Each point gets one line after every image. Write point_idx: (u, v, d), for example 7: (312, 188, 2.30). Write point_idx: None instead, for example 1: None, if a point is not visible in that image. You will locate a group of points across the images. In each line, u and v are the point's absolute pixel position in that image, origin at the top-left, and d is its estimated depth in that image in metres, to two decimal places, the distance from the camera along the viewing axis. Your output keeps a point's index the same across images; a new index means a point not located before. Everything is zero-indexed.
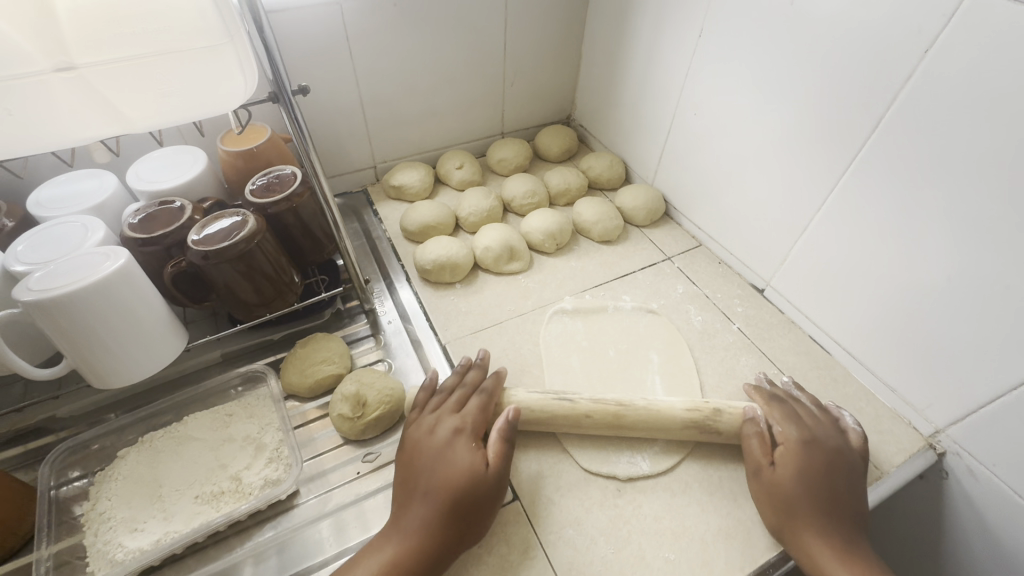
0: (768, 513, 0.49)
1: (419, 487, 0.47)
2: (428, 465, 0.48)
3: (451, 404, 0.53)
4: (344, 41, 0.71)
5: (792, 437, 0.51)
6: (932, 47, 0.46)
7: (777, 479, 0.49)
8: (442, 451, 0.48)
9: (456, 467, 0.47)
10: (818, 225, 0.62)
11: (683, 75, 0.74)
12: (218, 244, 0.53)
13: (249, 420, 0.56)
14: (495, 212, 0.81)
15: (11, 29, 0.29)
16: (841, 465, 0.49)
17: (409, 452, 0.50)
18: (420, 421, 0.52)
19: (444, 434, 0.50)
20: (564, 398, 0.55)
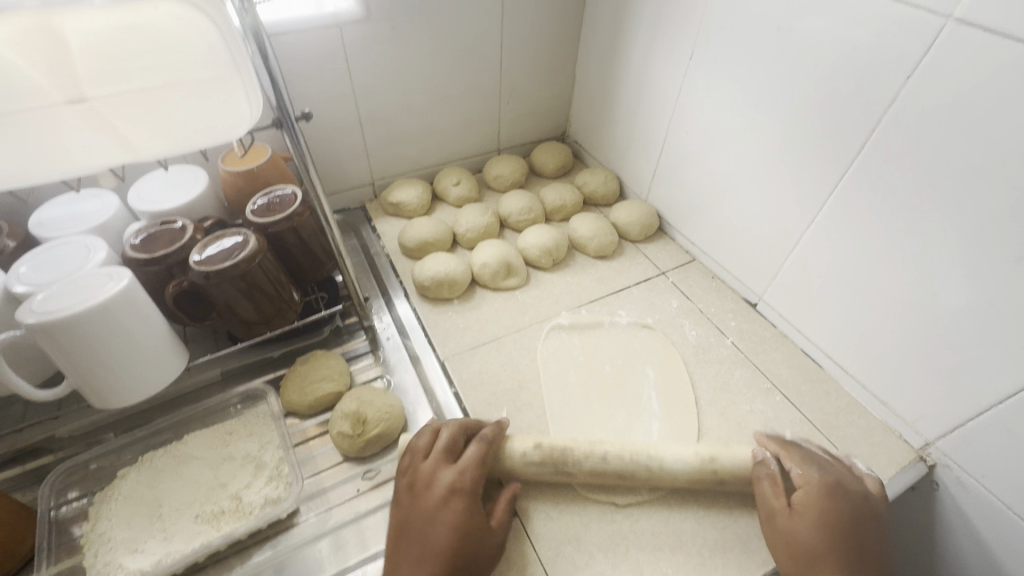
0: (786, 563, 0.47)
1: (413, 551, 0.45)
2: (425, 528, 0.46)
3: (448, 455, 0.51)
4: (344, 62, 0.73)
5: (813, 480, 0.49)
6: (914, 73, 0.48)
7: (789, 529, 0.47)
8: (441, 512, 0.47)
9: (452, 532, 0.46)
10: (809, 242, 0.64)
11: (675, 95, 0.76)
12: (219, 264, 0.54)
13: (249, 438, 0.57)
14: (492, 228, 0.82)
15: (27, 65, 0.30)
16: (864, 514, 0.47)
17: (406, 509, 0.48)
18: (418, 472, 0.50)
19: (442, 491, 0.48)
20: (563, 452, 0.52)
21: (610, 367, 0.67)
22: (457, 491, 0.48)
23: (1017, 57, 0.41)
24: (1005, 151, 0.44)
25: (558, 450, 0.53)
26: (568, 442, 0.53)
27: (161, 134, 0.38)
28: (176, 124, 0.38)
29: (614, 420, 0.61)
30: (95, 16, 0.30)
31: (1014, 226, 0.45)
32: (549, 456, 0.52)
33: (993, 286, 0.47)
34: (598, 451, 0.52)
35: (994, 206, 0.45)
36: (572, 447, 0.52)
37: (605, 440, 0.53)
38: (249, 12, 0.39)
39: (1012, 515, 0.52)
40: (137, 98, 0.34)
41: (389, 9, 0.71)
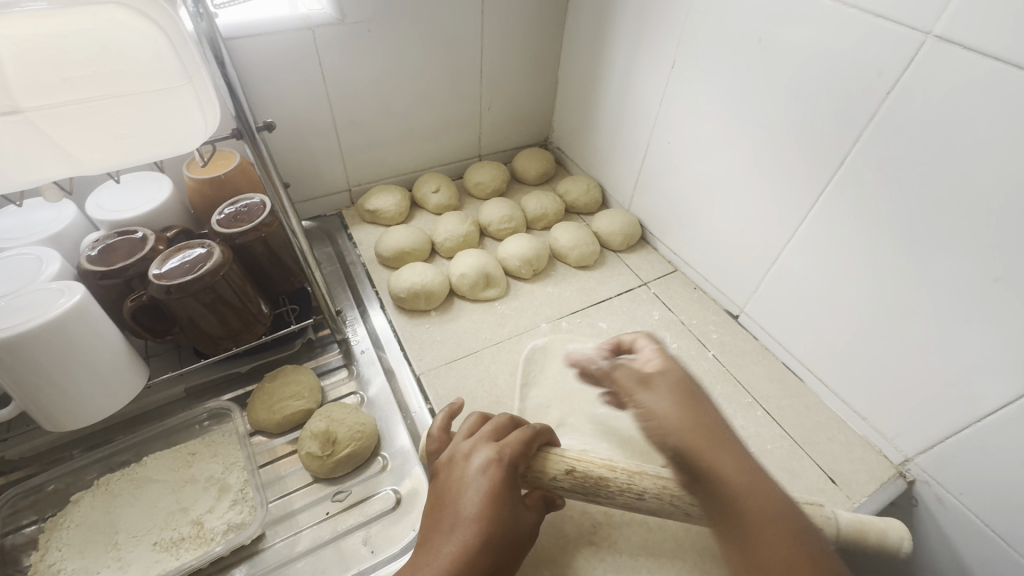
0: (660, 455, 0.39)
1: (443, 526, 0.41)
2: (456, 498, 0.43)
3: (485, 436, 0.47)
4: (317, 65, 0.70)
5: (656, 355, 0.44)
6: (894, 89, 0.48)
7: (643, 407, 0.41)
8: (477, 485, 0.43)
9: (487, 508, 0.42)
10: (792, 255, 0.63)
11: (657, 104, 0.75)
12: (181, 277, 0.52)
13: (213, 459, 0.54)
14: (471, 237, 0.80)
15: None
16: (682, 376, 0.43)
17: (443, 484, 0.45)
18: (454, 450, 0.47)
19: (479, 465, 0.44)
20: (595, 490, 0.46)
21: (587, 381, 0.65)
22: (495, 467, 0.44)
23: (994, 76, 0.41)
24: (979, 170, 0.43)
25: (592, 477, 0.46)
26: (603, 471, 0.46)
27: (106, 146, 0.36)
28: (125, 136, 0.36)
29: (591, 437, 0.59)
30: (30, 21, 0.29)
31: (993, 246, 0.44)
32: (582, 484, 0.46)
33: (968, 306, 0.47)
34: (636, 487, 0.45)
35: (971, 225, 0.45)
36: (609, 478, 0.46)
37: (642, 471, 0.46)
38: (205, 18, 0.36)
39: (989, 533, 0.52)
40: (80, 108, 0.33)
41: (365, 12, 0.69)
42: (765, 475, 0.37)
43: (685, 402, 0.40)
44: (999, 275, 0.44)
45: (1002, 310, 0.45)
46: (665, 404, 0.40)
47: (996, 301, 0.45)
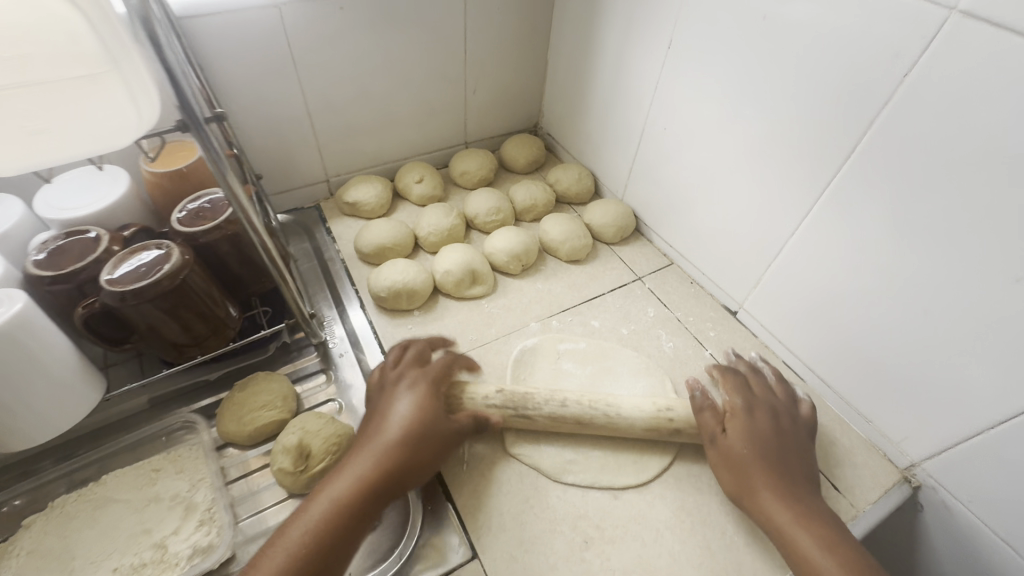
0: (784, 514, 0.46)
1: (372, 427, 0.47)
2: (389, 403, 0.49)
3: (410, 361, 0.54)
4: (286, 47, 0.65)
5: (737, 405, 0.53)
6: (911, 71, 0.44)
7: (730, 445, 0.50)
8: (409, 392, 0.50)
9: (411, 408, 0.49)
10: (795, 249, 0.60)
11: (652, 87, 0.71)
12: (135, 283, 0.48)
13: (179, 475, 0.51)
14: (457, 230, 0.76)
15: None
16: (777, 425, 0.52)
17: (375, 399, 0.51)
18: (383, 372, 0.53)
19: (408, 380, 0.51)
20: (521, 409, 0.54)
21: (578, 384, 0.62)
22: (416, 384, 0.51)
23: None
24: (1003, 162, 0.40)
25: (520, 394, 0.55)
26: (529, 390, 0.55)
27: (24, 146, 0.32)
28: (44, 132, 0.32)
29: (583, 445, 0.56)
30: None
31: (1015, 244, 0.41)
32: (511, 401, 0.54)
33: (985, 307, 0.44)
34: (558, 396, 0.54)
35: (992, 221, 0.42)
36: (533, 391, 0.55)
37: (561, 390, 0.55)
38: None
39: (1000, 542, 0.50)
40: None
41: None
42: (833, 538, 0.45)
43: (765, 445, 0.50)
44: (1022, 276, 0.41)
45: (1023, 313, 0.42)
46: (761, 445, 0.50)
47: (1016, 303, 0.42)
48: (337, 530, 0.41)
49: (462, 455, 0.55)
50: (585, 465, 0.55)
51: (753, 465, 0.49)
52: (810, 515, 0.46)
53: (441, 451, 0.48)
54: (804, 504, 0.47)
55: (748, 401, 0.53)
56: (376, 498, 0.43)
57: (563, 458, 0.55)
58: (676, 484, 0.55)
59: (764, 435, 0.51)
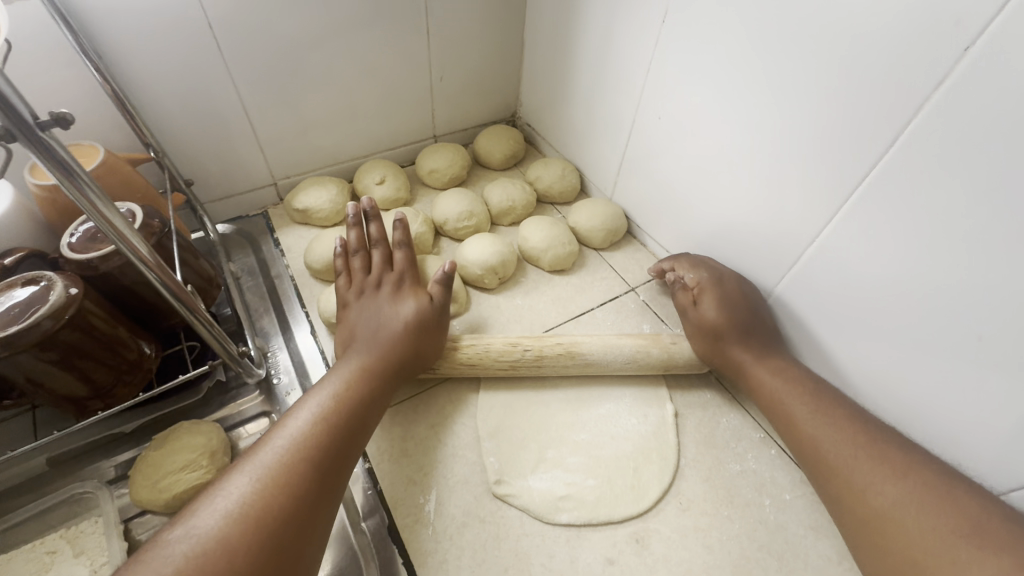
0: (767, 377, 0.50)
1: (362, 330, 0.49)
2: (375, 316, 0.50)
3: (379, 261, 0.54)
4: (201, 29, 0.54)
5: (700, 276, 0.56)
6: (976, 45, 0.33)
7: (703, 315, 0.54)
8: (392, 302, 0.51)
9: (398, 302, 0.51)
10: (811, 266, 0.50)
11: (644, 70, 0.61)
12: (4, 330, 0.38)
13: (77, 561, 0.41)
14: (423, 240, 0.66)
15: None
16: (743, 288, 0.55)
17: (354, 309, 0.51)
18: (354, 282, 0.53)
19: (388, 289, 0.52)
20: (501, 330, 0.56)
21: (563, 403, 0.55)
22: (394, 283, 0.52)
23: None
24: None
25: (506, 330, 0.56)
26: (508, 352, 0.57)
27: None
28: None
29: (574, 475, 0.49)
30: None
31: None
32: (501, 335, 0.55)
33: None
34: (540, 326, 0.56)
35: None
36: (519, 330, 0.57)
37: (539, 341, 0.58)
38: None
39: None
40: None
41: None
42: (822, 400, 0.47)
43: (732, 305, 0.53)
44: None
45: None
46: (726, 309, 0.52)
47: None
48: (352, 402, 0.43)
49: (427, 515, 0.47)
50: (579, 501, 0.48)
51: (720, 331, 0.52)
52: (778, 364, 0.51)
53: (439, 335, 0.51)
54: (774, 360, 0.51)
55: (714, 273, 0.56)
56: (388, 372, 0.47)
57: (551, 500, 0.48)
58: (681, 541, 0.46)
59: (734, 298, 0.53)
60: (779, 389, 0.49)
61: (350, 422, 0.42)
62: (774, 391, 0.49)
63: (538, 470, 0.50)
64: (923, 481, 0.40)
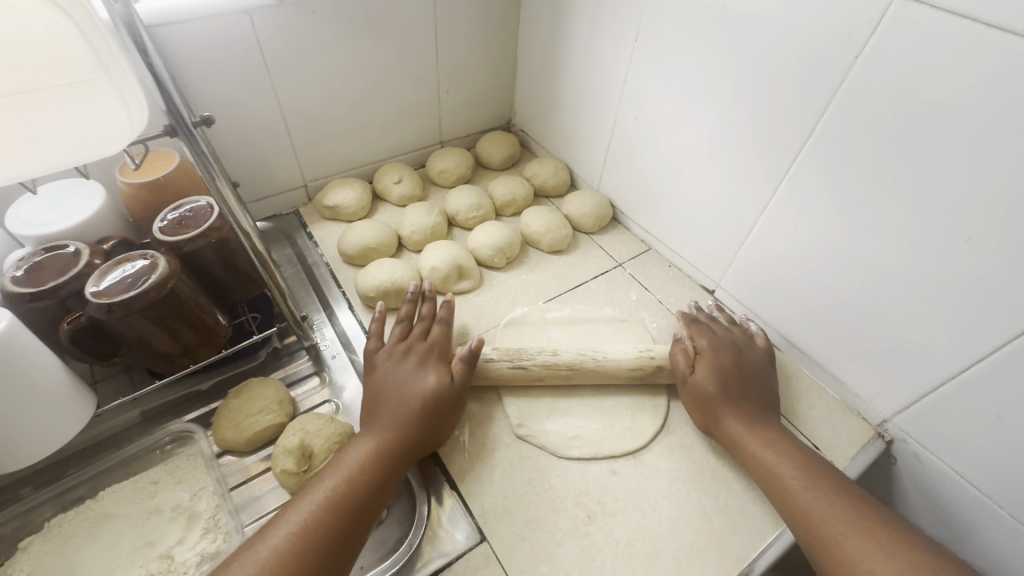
0: (760, 445, 0.52)
1: (386, 396, 0.53)
2: (396, 387, 0.53)
3: (416, 333, 0.59)
4: (258, 53, 0.65)
5: (702, 344, 0.60)
6: (862, 53, 0.47)
7: (698, 384, 0.57)
8: (414, 375, 0.54)
9: (421, 375, 0.54)
10: (768, 227, 0.63)
11: (622, 79, 0.73)
12: (123, 294, 0.47)
13: (179, 487, 0.50)
14: (439, 228, 0.77)
15: None
16: (739, 357, 0.59)
17: (379, 377, 0.55)
18: (388, 349, 0.57)
19: (413, 362, 0.56)
20: (519, 365, 0.59)
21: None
22: (424, 354, 0.57)
23: (965, 36, 0.41)
24: (951, 129, 0.44)
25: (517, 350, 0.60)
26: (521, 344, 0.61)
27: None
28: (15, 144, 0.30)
29: (582, 420, 0.59)
30: None
31: (961, 206, 0.45)
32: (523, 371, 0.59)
33: (937, 266, 0.48)
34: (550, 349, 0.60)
35: (928, 186, 0.47)
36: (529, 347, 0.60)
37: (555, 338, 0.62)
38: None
39: (966, 484, 0.55)
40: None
41: None
42: (815, 471, 0.49)
43: (725, 376, 0.56)
44: (972, 236, 0.45)
45: (973, 270, 0.46)
46: (719, 380, 0.56)
47: (969, 260, 0.46)
48: (365, 480, 0.46)
49: (462, 444, 0.57)
50: (586, 441, 0.57)
51: (713, 400, 0.55)
52: (771, 438, 0.52)
53: (454, 411, 0.54)
54: (763, 425, 0.54)
55: (712, 343, 0.60)
56: (403, 452, 0.50)
57: (564, 436, 0.57)
58: (669, 455, 0.57)
59: (729, 368, 0.57)
60: (773, 458, 0.51)
61: (361, 501, 0.45)
62: (770, 465, 0.50)
63: (552, 416, 0.59)
64: (910, 555, 0.42)
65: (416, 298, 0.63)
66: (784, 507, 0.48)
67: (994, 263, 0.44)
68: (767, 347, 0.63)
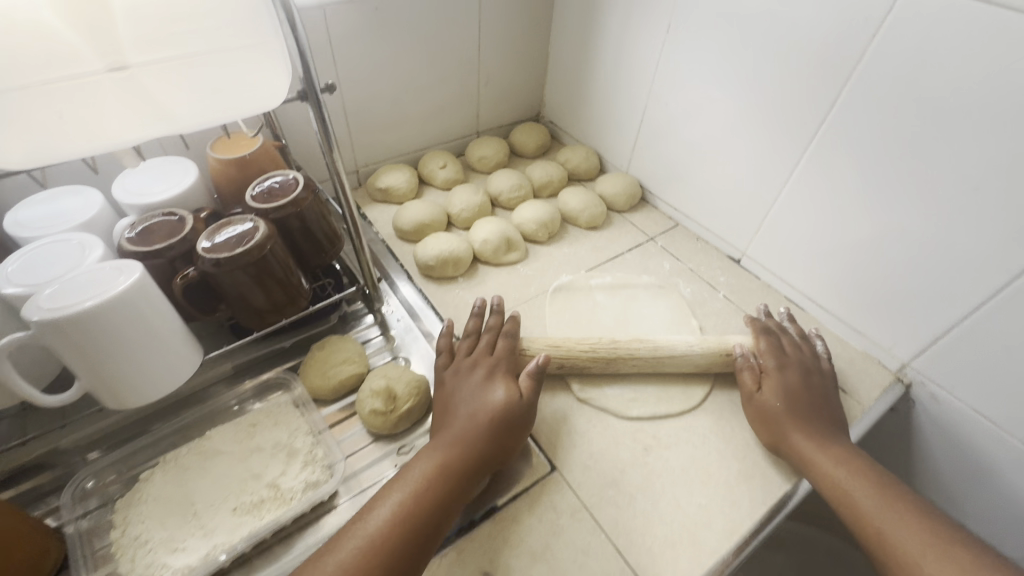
0: (830, 459, 0.51)
1: (454, 410, 0.52)
2: (464, 402, 0.53)
3: (482, 348, 0.59)
4: (327, 45, 0.71)
5: (768, 360, 0.60)
6: (879, 32, 0.54)
7: (764, 400, 0.57)
8: (481, 390, 0.54)
9: (489, 390, 0.54)
10: (790, 196, 0.70)
11: (653, 68, 0.80)
12: (230, 252, 0.53)
13: (276, 428, 0.56)
14: (485, 207, 0.83)
15: (73, 30, 0.33)
16: (805, 373, 0.59)
17: (448, 391, 0.55)
18: (457, 365, 0.57)
19: (480, 376, 0.55)
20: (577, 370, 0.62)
21: (612, 317, 0.72)
22: (490, 368, 0.56)
23: (968, 12, 0.48)
24: (956, 95, 0.51)
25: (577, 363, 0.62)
26: (587, 361, 0.61)
27: (155, 117, 0.39)
28: (195, 89, 0.39)
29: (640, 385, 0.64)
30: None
31: (967, 162, 0.52)
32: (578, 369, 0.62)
33: (948, 218, 0.55)
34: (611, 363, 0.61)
35: (938, 146, 0.53)
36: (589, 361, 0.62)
37: (621, 354, 0.62)
38: None
39: (980, 417, 0.61)
40: (136, 65, 0.36)
41: None
42: (892, 491, 0.49)
43: (792, 393, 0.57)
44: (978, 187, 0.52)
45: (979, 217, 0.53)
46: (784, 396, 0.57)
47: (974, 208, 0.53)
48: (431, 498, 0.45)
49: None
50: (643, 400, 0.62)
51: (780, 416, 0.56)
52: (846, 456, 0.52)
53: (522, 429, 0.52)
54: (834, 441, 0.53)
55: (779, 361, 0.60)
56: (471, 470, 0.48)
57: (622, 399, 0.62)
58: (712, 398, 0.63)
59: (796, 386, 0.58)
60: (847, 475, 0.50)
61: (425, 520, 0.44)
62: (841, 482, 0.50)
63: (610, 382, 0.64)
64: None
65: (479, 312, 0.63)
66: (860, 527, 0.48)
67: (999, 209, 0.51)
68: (830, 372, 0.62)
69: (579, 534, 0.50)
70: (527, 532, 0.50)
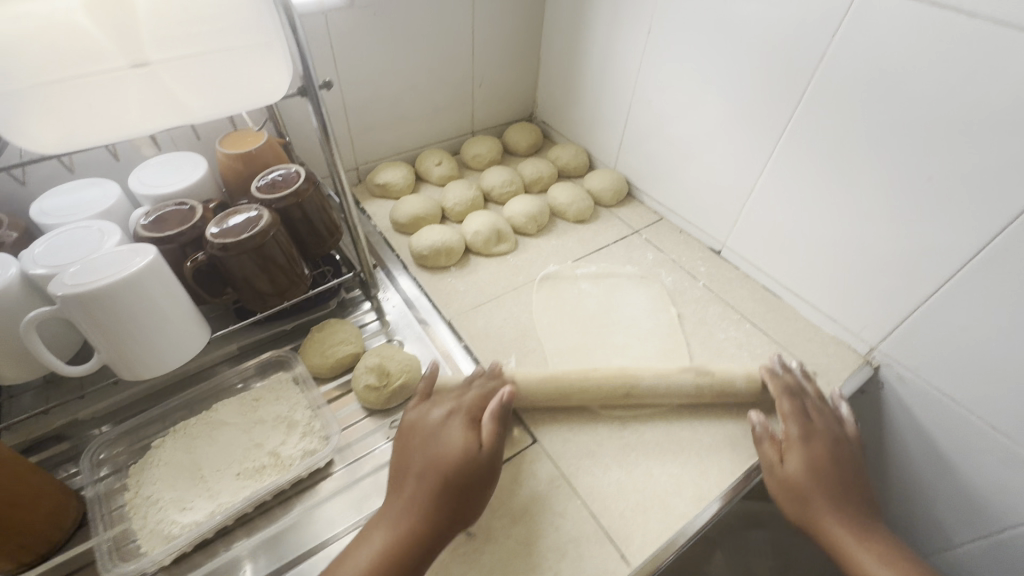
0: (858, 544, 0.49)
1: (407, 465, 0.50)
2: (416, 453, 0.51)
3: (453, 391, 0.57)
4: (329, 47, 0.76)
5: (791, 428, 0.56)
6: (839, 32, 0.58)
7: (790, 475, 0.53)
8: (435, 437, 0.51)
9: (447, 437, 0.51)
10: (764, 189, 0.73)
11: (637, 69, 0.84)
12: (236, 238, 0.57)
13: (277, 402, 0.60)
14: (478, 201, 0.87)
15: (99, 30, 0.37)
16: (824, 436, 0.55)
17: (404, 436, 0.53)
18: (419, 407, 0.56)
19: (437, 420, 0.53)
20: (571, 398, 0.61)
21: (596, 304, 0.76)
22: (451, 409, 0.54)
23: (916, 12, 0.52)
24: (908, 90, 0.54)
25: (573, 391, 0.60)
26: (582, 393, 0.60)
27: (173, 109, 0.44)
28: (206, 82, 0.44)
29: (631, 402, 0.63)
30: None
31: (921, 152, 0.55)
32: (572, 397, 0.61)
33: (906, 205, 0.59)
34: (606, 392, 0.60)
35: (894, 138, 0.57)
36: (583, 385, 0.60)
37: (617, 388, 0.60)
38: None
39: (942, 396, 0.64)
40: (156, 61, 0.40)
41: None
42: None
43: (819, 464, 0.53)
44: (931, 176, 0.55)
45: (933, 204, 0.56)
46: (813, 470, 0.53)
47: (929, 196, 0.56)
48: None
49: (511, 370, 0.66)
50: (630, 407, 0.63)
51: (806, 492, 0.52)
52: (875, 545, 0.50)
53: (483, 480, 0.50)
54: (862, 522, 0.51)
55: (805, 428, 0.55)
56: (421, 536, 0.46)
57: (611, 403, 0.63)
58: None
59: (822, 456, 0.53)
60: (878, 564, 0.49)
61: None
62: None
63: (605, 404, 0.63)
64: None
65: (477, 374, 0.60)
66: None
67: (949, 196, 0.55)
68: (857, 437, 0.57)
69: (557, 498, 0.54)
70: (508, 496, 0.54)
